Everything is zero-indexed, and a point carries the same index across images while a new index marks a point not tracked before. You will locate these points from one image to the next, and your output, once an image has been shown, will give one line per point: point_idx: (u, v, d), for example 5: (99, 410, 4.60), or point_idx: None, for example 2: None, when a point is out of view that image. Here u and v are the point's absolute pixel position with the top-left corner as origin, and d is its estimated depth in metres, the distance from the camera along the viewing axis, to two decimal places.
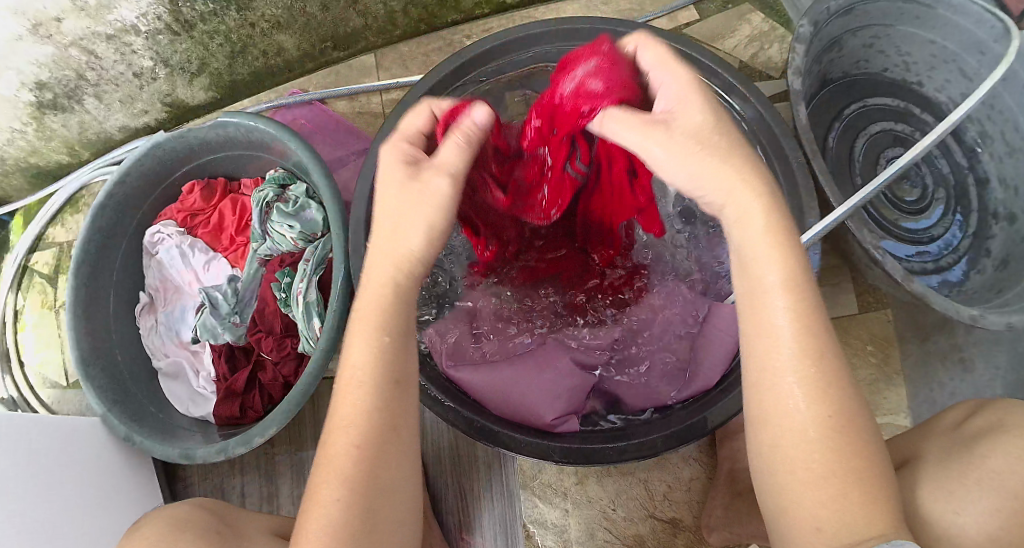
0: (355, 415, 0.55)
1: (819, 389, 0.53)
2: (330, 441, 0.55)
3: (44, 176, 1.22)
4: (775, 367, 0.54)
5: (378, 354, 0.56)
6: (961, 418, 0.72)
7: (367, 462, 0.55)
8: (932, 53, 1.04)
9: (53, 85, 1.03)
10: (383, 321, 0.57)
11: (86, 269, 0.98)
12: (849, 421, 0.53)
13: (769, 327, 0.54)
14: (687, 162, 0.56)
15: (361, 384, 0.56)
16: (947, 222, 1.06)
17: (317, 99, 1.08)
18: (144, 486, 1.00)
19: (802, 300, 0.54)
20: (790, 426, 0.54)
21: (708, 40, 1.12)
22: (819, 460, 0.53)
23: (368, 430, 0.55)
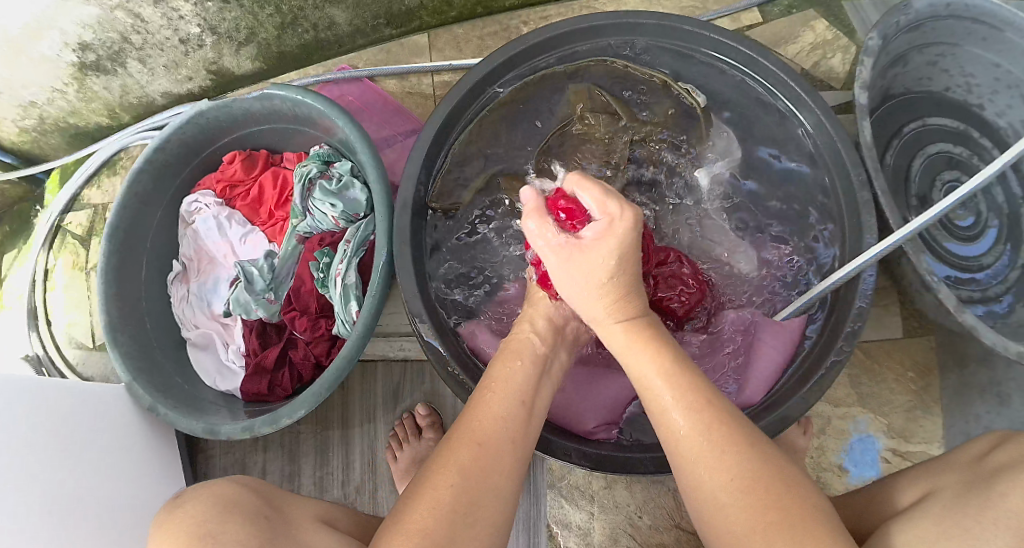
0: (483, 423, 0.58)
1: (722, 447, 0.55)
2: (456, 440, 0.57)
3: (83, 137, 1.22)
4: (676, 444, 0.57)
5: (516, 383, 0.63)
6: (985, 450, 0.68)
7: (484, 461, 0.56)
8: (996, 76, 1.01)
9: (95, 47, 1.03)
10: (524, 358, 0.65)
11: (121, 235, 0.97)
12: (761, 467, 0.54)
13: (666, 416, 0.58)
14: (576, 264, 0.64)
15: (495, 394, 0.61)
16: (997, 252, 1.02)
17: (367, 77, 1.06)
18: (166, 456, 0.99)
19: (676, 365, 0.60)
20: (710, 495, 0.54)
21: (771, 43, 1.09)
22: (738, 515, 0.53)
23: (497, 435, 0.58)
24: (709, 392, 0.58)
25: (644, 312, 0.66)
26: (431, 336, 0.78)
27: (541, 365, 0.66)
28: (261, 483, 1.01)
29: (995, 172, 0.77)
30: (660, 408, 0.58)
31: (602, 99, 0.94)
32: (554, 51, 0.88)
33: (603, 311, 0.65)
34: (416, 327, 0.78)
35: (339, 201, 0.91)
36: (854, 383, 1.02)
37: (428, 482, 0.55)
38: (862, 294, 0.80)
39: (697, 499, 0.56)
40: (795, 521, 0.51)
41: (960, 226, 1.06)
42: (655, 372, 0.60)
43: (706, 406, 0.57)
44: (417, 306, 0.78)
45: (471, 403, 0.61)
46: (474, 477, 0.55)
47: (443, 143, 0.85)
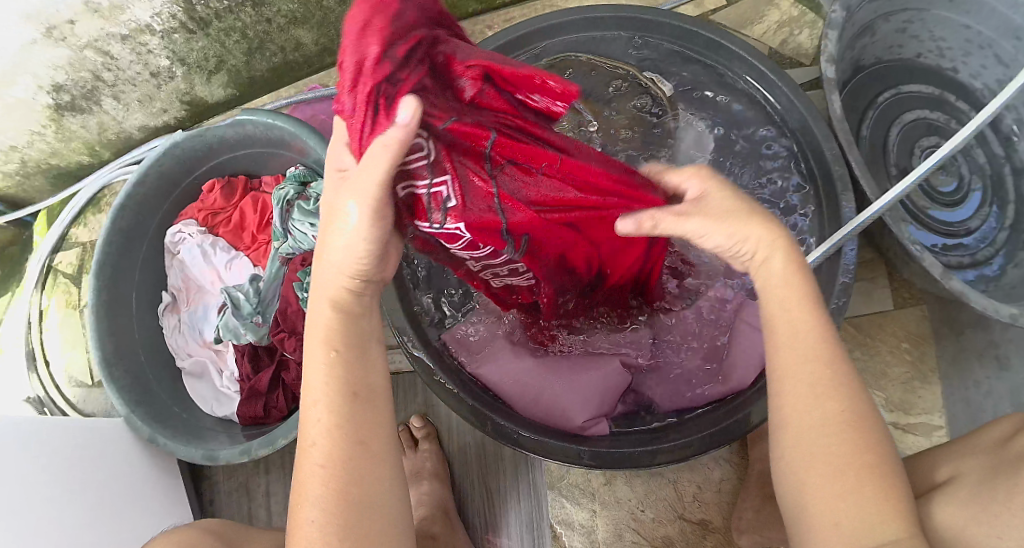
0: (326, 404, 0.54)
1: (833, 391, 0.54)
2: (302, 470, 0.54)
3: (66, 177, 1.22)
4: (789, 369, 0.56)
5: (330, 375, 0.55)
6: (1007, 434, 0.68)
7: (332, 486, 0.52)
8: (967, 37, 1.01)
9: (70, 88, 1.03)
10: (333, 339, 0.56)
11: (108, 271, 0.98)
12: (868, 420, 0.54)
13: (767, 353, 0.57)
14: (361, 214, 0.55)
15: (317, 400, 0.54)
16: (983, 214, 1.02)
17: (336, 95, 1.06)
18: (170, 487, 1.00)
19: (816, 298, 0.58)
20: (800, 427, 0.54)
21: (737, 26, 1.09)
22: (838, 454, 0.52)
23: (329, 449, 0.53)
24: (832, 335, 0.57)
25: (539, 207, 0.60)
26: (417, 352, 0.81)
27: (361, 326, 0.58)
28: (266, 505, 1.02)
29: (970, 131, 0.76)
30: (778, 342, 0.57)
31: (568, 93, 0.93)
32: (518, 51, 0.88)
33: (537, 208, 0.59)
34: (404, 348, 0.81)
35: (317, 221, 0.92)
36: (848, 359, 1.02)
37: (294, 531, 0.53)
38: (845, 269, 0.80)
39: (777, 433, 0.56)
40: (880, 473, 0.52)
41: (943, 192, 1.05)
42: (779, 304, 0.58)
43: (829, 350, 0.55)
44: (401, 322, 0.81)
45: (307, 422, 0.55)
46: (328, 508, 0.51)
47: None
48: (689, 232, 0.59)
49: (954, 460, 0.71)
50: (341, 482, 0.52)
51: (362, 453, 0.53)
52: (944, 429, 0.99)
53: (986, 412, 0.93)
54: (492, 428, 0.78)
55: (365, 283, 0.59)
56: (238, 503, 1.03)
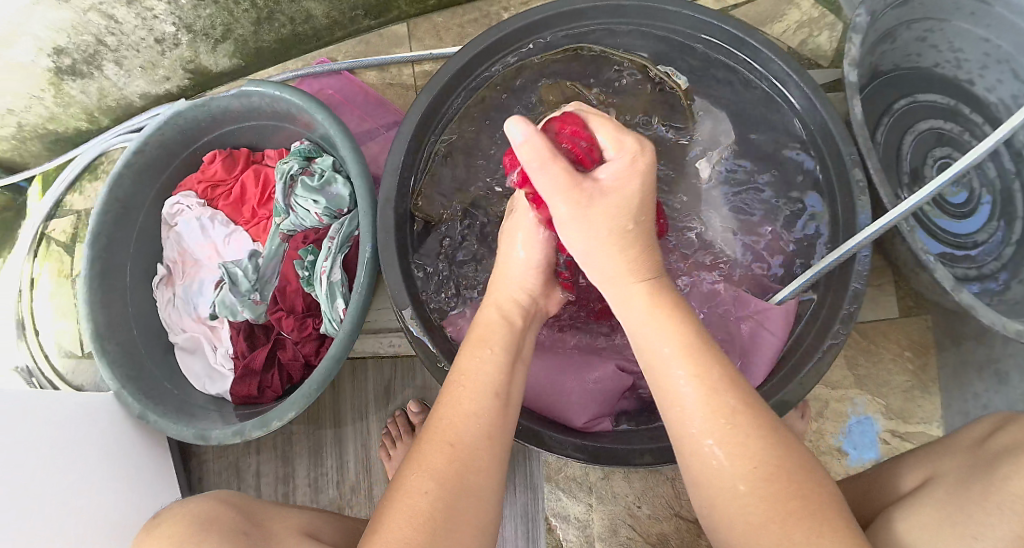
0: (460, 400, 0.58)
1: (727, 425, 0.53)
2: (427, 442, 0.57)
3: (63, 142, 1.19)
4: (672, 408, 0.56)
5: (490, 371, 0.60)
6: (985, 434, 0.66)
7: (454, 465, 0.55)
8: (985, 51, 0.99)
9: (71, 52, 1.00)
10: (491, 339, 0.63)
11: (103, 242, 0.95)
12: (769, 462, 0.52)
13: (674, 392, 0.56)
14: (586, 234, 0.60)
15: (476, 389, 0.59)
16: (990, 229, 1.01)
17: (346, 69, 1.04)
18: (159, 463, 0.98)
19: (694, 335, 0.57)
20: (719, 473, 0.53)
21: (757, 23, 1.07)
22: (744, 487, 0.52)
23: (461, 439, 0.56)
24: (724, 366, 0.56)
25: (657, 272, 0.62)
26: (416, 325, 0.77)
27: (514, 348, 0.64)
28: (256, 485, 1.00)
29: (988, 148, 0.76)
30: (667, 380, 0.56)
31: (575, 91, 0.92)
32: (540, 35, 0.86)
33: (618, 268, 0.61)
34: (401, 317, 0.77)
35: (322, 197, 0.90)
36: (851, 365, 1.00)
37: (399, 495, 0.54)
38: (858, 274, 0.79)
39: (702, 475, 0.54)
40: (811, 505, 0.50)
41: (953, 202, 1.04)
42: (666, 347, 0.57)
43: (720, 377, 0.55)
44: (405, 297, 0.77)
45: (441, 402, 0.59)
46: (444, 485, 0.53)
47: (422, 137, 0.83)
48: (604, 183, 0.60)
49: (932, 463, 0.68)
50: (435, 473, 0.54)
51: (476, 449, 0.56)
52: None
53: None
54: None
55: (511, 314, 0.66)
56: (228, 483, 1.02)
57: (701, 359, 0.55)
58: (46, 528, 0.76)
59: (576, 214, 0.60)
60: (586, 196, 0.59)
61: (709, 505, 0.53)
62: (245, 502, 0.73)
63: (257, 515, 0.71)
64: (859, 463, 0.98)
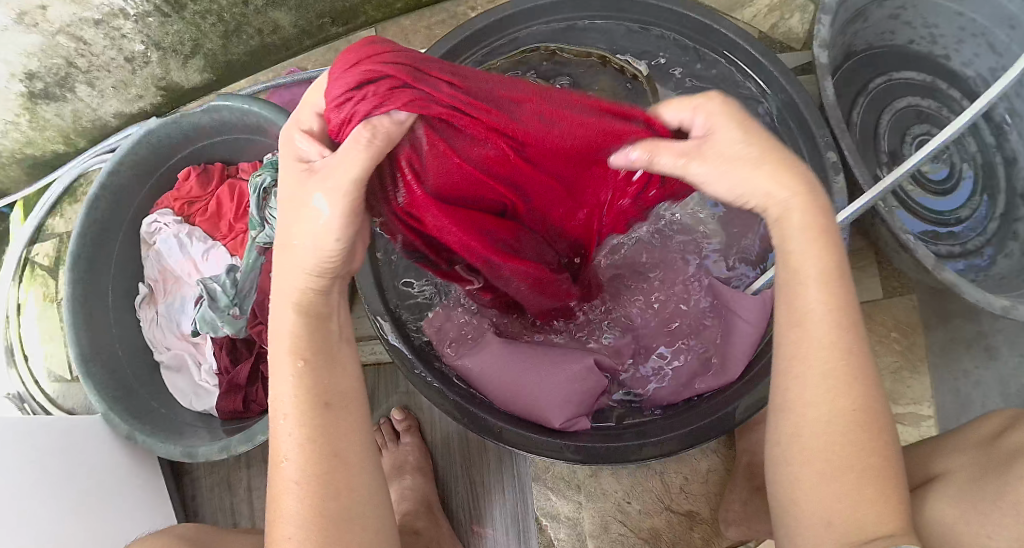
0: (299, 415, 0.52)
1: (841, 381, 0.51)
2: (285, 465, 0.52)
3: (42, 166, 1.19)
4: (803, 347, 0.52)
5: (301, 374, 0.53)
6: (996, 430, 0.66)
7: (317, 482, 0.51)
8: (960, 25, 0.99)
9: (42, 75, 1.00)
10: (305, 347, 0.54)
11: (83, 264, 0.95)
12: (864, 410, 0.51)
13: (799, 314, 0.52)
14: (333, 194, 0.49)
15: (300, 397, 0.53)
16: (974, 204, 1.00)
17: (316, 79, 1.04)
18: (151, 482, 0.98)
19: (832, 261, 0.52)
20: (815, 424, 0.51)
21: (726, 9, 1.07)
22: (836, 442, 0.50)
23: (308, 454, 0.52)
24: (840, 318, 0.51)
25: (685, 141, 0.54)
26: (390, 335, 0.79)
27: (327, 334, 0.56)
28: (248, 499, 1.00)
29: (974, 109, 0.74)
30: (798, 306, 0.52)
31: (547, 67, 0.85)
32: (520, 26, 0.86)
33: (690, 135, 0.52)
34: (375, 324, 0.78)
35: None
36: None
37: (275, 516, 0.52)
38: None
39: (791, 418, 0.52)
40: (881, 474, 0.50)
41: (935, 179, 1.03)
42: (810, 277, 0.52)
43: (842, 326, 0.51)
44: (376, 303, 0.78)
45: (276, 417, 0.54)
46: (319, 495, 0.51)
47: None
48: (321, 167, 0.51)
49: (942, 456, 0.69)
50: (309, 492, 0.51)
51: (342, 448, 0.53)
52: (932, 419, 0.98)
53: (974, 404, 0.91)
54: (474, 424, 0.76)
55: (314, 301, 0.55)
56: (220, 498, 1.01)
57: (837, 313, 0.51)
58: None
59: (302, 192, 0.51)
60: (360, 145, 0.48)
61: (789, 442, 0.52)
62: (201, 534, 0.74)
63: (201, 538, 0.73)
64: None
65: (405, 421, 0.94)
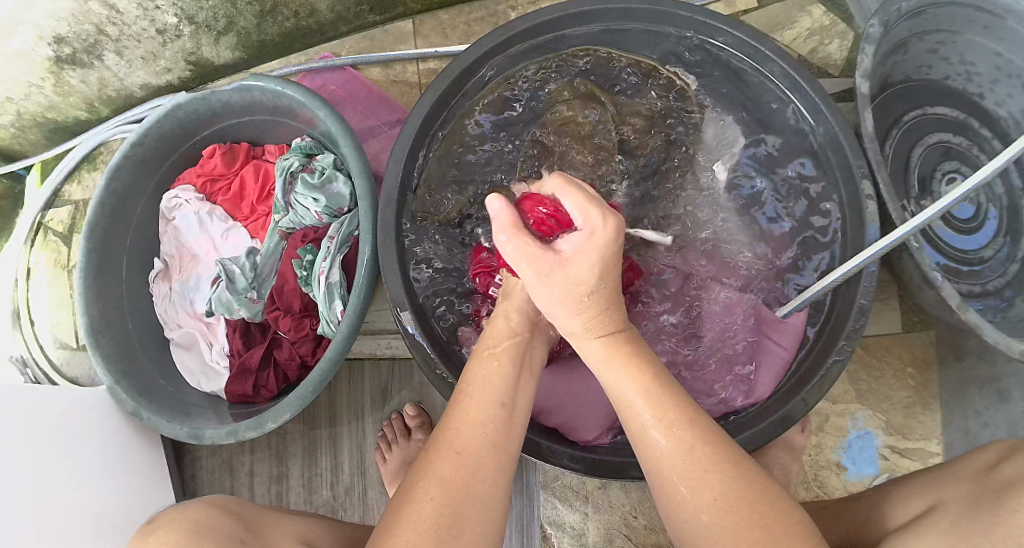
0: (465, 422, 0.58)
1: (710, 466, 0.56)
2: (436, 452, 0.57)
3: (63, 131, 1.18)
4: (640, 427, 0.59)
5: (494, 381, 0.61)
6: (991, 462, 0.65)
7: (463, 472, 0.55)
8: (996, 65, 0.98)
9: (71, 40, 0.99)
10: (500, 354, 0.64)
11: (100, 234, 0.94)
12: (722, 455, 0.57)
13: (625, 396, 0.61)
14: (546, 288, 0.63)
15: (483, 410, 0.59)
16: (996, 246, 0.99)
17: (350, 65, 1.03)
18: (152, 459, 0.97)
19: (648, 363, 0.62)
20: (677, 476, 0.56)
21: (767, 28, 1.06)
22: (701, 482, 0.56)
23: (471, 446, 0.57)
24: (701, 423, 0.58)
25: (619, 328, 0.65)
26: (409, 320, 0.76)
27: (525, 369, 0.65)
28: (249, 484, 0.99)
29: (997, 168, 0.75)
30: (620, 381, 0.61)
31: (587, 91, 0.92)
32: (550, 34, 0.85)
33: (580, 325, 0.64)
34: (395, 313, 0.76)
35: (322, 196, 0.89)
36: (853, 379, 0.99)
37: (407, 502, 0.54)
38: (865, 291, 0.78)
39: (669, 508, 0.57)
40: (758, 511, 0.54)
41: (958, 216, 1.02)
42: (609, 364, 0.62)
43: (695, 437, 0.57)
44: (402, 296, 0.76)
45: (448, 415, 0.59)
46: (450, 488, 0.54)
47: (427, 135, 0.82)
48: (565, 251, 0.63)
49: (930, 487, 0.68)
50: (453, 481, 0.55)
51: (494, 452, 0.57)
52: (941, 456, 0.97)
53: (983, 443, 0.91)
54: None
55: (523, 338, 0.66)
56: (221, 480, 1.01)
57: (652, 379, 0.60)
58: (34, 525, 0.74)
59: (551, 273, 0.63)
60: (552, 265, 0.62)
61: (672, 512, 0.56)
62: (240, 508, 0.72)
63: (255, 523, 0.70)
64: (857, 478, 0.97)
65: (417, 418, 0.94)
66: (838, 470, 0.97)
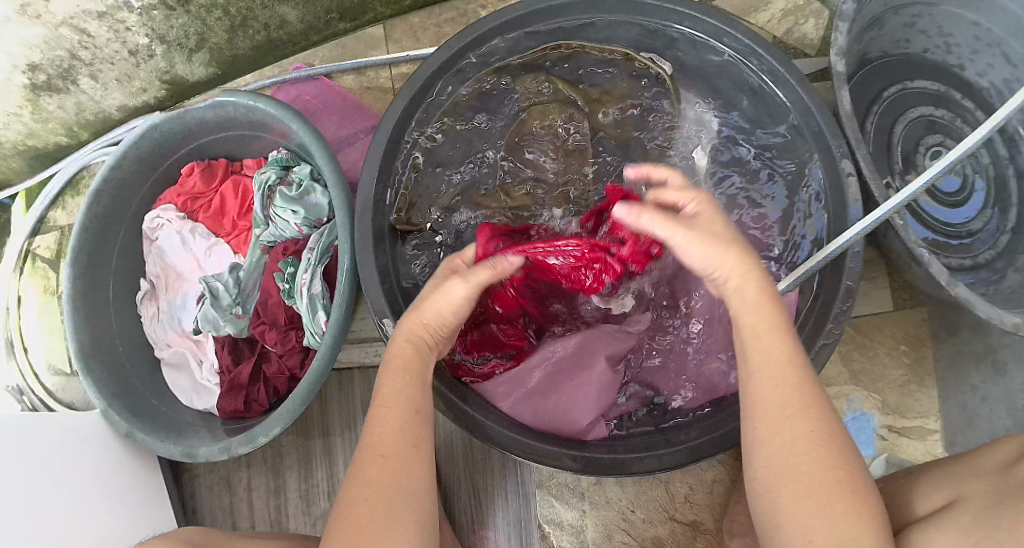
0: (383, 433, 0.59)
1: (800, 411, 0.56)
2: (358, 462, 0.58)
3: (44, 158, 1.17)
4: (759, 389, 0.58)
5: (405, 384, 0.61)
6: (1010, 459, 0.65)
7: (386, 478, 0.57)
8: (975, 35, 0.98)
9: (45, 67, 0.99)
10: (410, 364, 0.63)
11: (84, 258, 0.94)
12: (831, 435, 0.56)
13: (754, 355, 0.59)
14: (700, 247, 0.61)
15: (394, 407, 0.60)
16: (986, 215, 0.99)
17: (323, 75, 1.03)
18: (150, 480, 0.97)
19: (777, 332, 0.59)
20: (775, 448, 0.56)
21: (740, 13, 1.05)
22: (801, 451, 0.55)
23: (392, 454, 0.58)
24: (813, 409, 0.56)
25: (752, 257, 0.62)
26: (390, 328, 0.76)
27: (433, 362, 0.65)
28: (248, 499, 0.99)
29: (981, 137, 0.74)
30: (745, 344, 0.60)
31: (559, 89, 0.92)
32: (520, 30, 0.84)
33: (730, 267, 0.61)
34: (376, 322, 0.76)
35: (300, 208, 0.89)
36: (846, 360, 0.99)
37: (341, 513, 0.56)
38: (851, 272, 0.78)
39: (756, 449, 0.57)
40: (853, 492, 0.54)
41: (944, 190, 1.02)
42: (753, 336, 0.59)
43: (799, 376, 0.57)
44: (380, 302, 0.76)
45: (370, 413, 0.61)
46: (380, 496, 0.56)
47: (401, 140, 0.81)
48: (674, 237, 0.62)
49: (950, 482, 0.67)
50: (378, 490, 0.56)
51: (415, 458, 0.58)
52: (939, 433, 0.97)
53: (981, 418, 0.91)
54: (481, 435, 0.75)
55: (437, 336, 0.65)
56: (219, 497, 1.01)
57: (787, 351, 0.58)
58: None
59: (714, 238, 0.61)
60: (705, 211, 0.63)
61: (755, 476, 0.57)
62: (206, 537, 0.74)
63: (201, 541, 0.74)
64: None
65: None
66: None
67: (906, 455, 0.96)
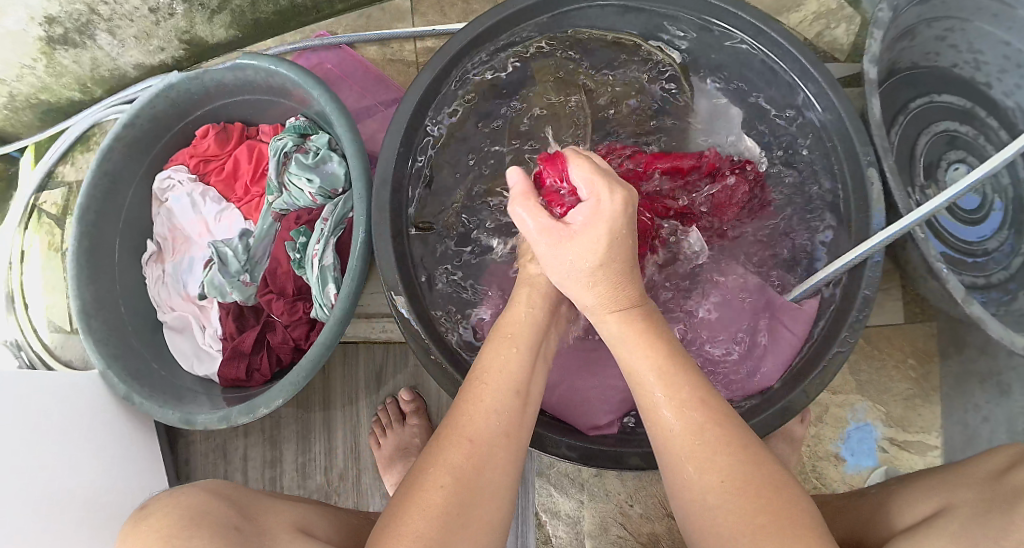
0: (477, 412, 0.56)
1: (715, 447, 0.54)
2: (447, 439, 0.56)
3: (56, 112, 1.16)
4: (662, 439, 0.56)
5: (511, 367, 0.59)
6: (1001, 467, 0.62)
7: (475, 460, 0.54)
8: (1005, 54, 0.95)
9: (62, 20, 0.98)
10: (519, 342, 0.62)
11: (91, 216, 0.93)
12: (753, 470, 0.53)
13: (651, 407, 0.57)
14: (572, 244, 0.61)
15: (496, 385, 0.58)
16: (1002, 237, 0.97)
17: (346, 43, 1.01)
18: (146, 444, 0.96)
19: (666, 357, 0.58)
20: (695, 488, 0.54)
21: (772, 11, 1.04)
22: (721, 488, 0.53)
23: (482, 430, 0.56)
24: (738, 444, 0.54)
25: (639, 297, 0.62)
26: (403, 304, 0.75)
27: (541, 345, 0.64)
28: (243, 469, 0.99)
29: (1008, 159, 0.73)
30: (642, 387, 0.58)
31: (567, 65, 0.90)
32: (561, 11, 0.84)
33: (596, 301, 0.62)
34: (388, 296, 0.75)
35: (316, 177, 0.88)
36: (854, 369, 0.98)
37: (416, 488, 0.54)
38: (868, 280, 0.76)
39: (685, 498, 0.54)
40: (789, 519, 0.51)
41: (963, 207, 1.02)
42: (647, 364, 0.58)
43: (705, 415, 0.55)
44: (393, 277, 0.75)
45: (461, 402, 0.58)
46: (463, 477, 0.53)
47: (422, 117, 0.80)
48: (572, 230, 0.62)
49: (943, 488, 0.65)
50: (459, 472, 0.54)
51: (501, 444, 0.56)
52: (939, 449, 0.96)
53: (981, 438, 0.90)
54: None
55: (541, 310, 0.65)
56: (214, 465, 1.00)
57: (688, 389, 0.56)
58: (26, 510, 0.73)
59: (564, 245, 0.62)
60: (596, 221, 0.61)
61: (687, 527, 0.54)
62: (235, 492, 0.67)
63: (247, 507, 0.65)
64: (856, 470, 0.96)
65: (413, 403, 0.94)
66: (836, 461, 0.96)
67: (905, 469, 0.95)
